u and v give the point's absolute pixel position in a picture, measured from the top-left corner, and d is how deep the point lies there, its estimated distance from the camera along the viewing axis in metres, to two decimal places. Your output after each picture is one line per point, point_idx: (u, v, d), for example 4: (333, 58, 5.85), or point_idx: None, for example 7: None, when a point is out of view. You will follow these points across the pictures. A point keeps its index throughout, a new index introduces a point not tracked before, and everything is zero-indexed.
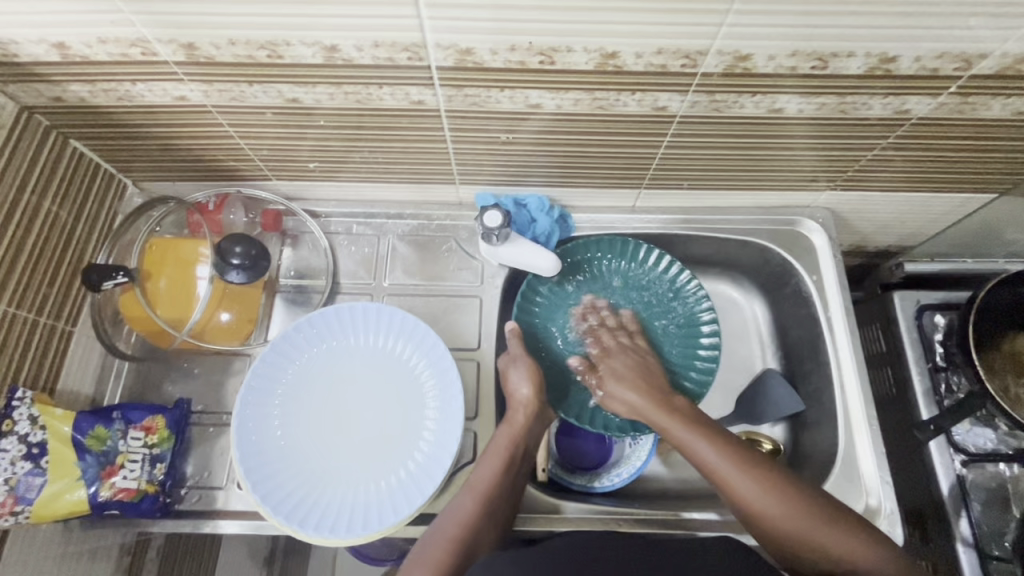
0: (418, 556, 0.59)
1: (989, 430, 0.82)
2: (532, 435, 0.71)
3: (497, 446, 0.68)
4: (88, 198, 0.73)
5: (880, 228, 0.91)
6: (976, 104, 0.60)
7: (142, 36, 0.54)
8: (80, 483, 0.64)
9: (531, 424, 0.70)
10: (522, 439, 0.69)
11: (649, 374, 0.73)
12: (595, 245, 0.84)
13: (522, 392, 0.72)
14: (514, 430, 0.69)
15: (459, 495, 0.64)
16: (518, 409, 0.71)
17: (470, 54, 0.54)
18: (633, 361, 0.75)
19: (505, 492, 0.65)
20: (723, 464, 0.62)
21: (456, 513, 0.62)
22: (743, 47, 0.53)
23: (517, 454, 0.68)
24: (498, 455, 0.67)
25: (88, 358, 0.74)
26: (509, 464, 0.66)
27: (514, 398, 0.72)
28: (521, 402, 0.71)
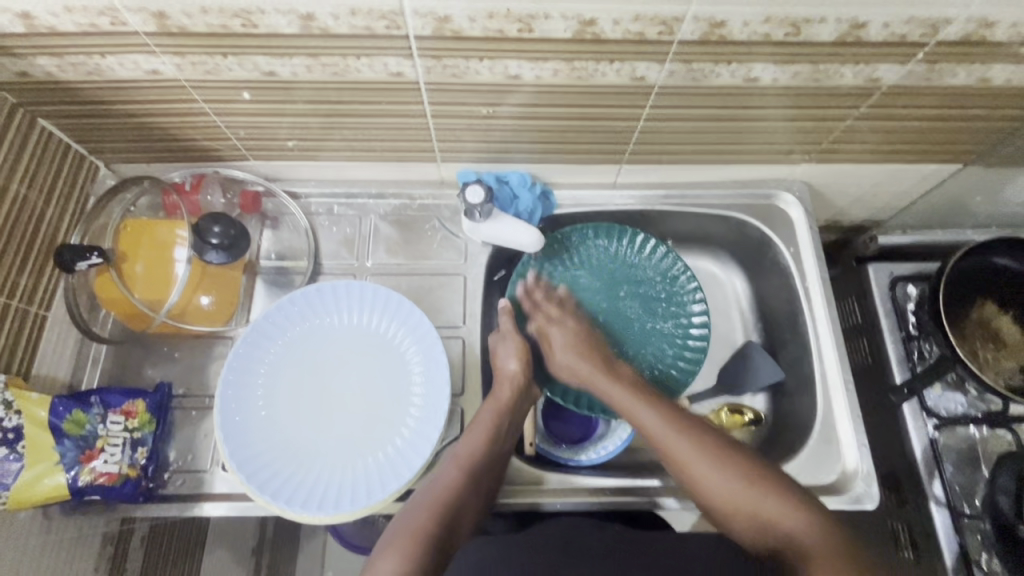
0: (402, 523, 0.58)
1: (960, 394, 0.85)
2: (518, 411, 0.71)
3: (484, 419, 0.68)
4: (58, 179, 0.71)
5: (854, 202, 0.93)
6: (943, 71, 0.61)
7: (110, 5, 0.52)
8: (58, 467, 0.63)
9: (517, 398, 0.71)
10: (508, 413, 0.69)
11: (595, 348, 0.74)
12: (585, 232, 0.85)
13: (509, 367, 0.72)
14: (500, 403, 0.69)
15: (444, 466, 0.64)
16: (504, 384, 0.71)
17: (448, 22, 0.54)
18: (580, 329, 0.76)
19: (490, 465, 0.65)
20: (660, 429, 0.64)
21: (440, 481, 0.62)
22: (718, 14, 0.53)
23: (503, 426, 0.68)
24: (483, 427, 0.67)
25: (63, 344, 0.72)
26: (495, 436, 0.67)
27: (502, 374, 0.72)
28: (508, 377, 0.72)
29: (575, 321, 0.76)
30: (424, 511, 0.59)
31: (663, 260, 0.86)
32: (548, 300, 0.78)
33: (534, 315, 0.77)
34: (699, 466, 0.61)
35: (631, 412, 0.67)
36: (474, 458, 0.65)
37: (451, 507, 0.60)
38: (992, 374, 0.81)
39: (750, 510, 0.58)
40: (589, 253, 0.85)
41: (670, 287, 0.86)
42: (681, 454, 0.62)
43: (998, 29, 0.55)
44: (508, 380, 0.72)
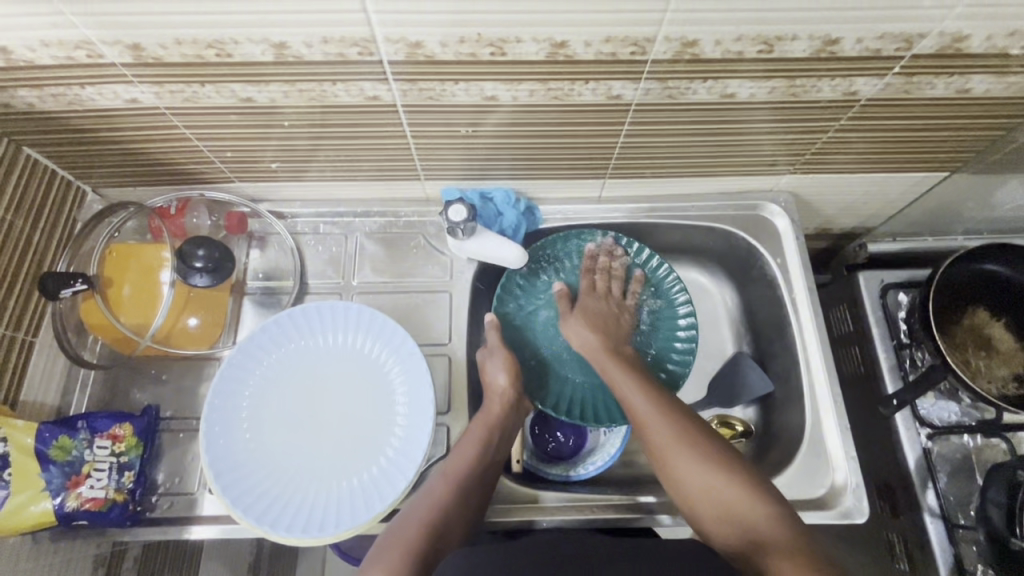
0: (392, 536, 0.59)
1: (953, 403, 0.84)
2: (509, 423, 0.72)
3: (472, 434, 0.69)
4: (45, 206, 0.72)
5: (842, 211, 0.93)
6: (921, 83, 0.61)
7: (86, 38, 0.53)
8: (45, 493, 0.63)
9: (507, 413, 0.71)
10: (497, 426, 0.70)
11: (614, 329, 0.76)
12: (564, 243, 0.85)
13: (498, 380, 0.73)
14: (489, 417, 0.70)
15: (433, 481, 0.65)
16: (494, 398, 0.72)
17: (420, 47, 0.54)
18: (606, 311, 0.78)
19: (479, 477, 0.65)
20: (644, 408, 0.66)
21: (428, 493, 0.63)
22: (689, 34, 0.53)
23: (492, 441, 0.69)
24: (472, 442, 0.68)
25: (51, 369, 0.73)
26: (484, 450, 0.67)
27: (491, 387, 0.73)
28: (498, 390, 0.73)
29: (615, 304, 0.80)
30: (411, 524, 0.59)
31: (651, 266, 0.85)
32: (604, 272, 0.82)
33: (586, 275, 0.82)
34: (674, 453, 0.62)
35: (647, 419, 0.65)
36: (462, 471, 0.65)
37: (438, 520, 0.60)
38: (986, 383, 0.80)
39: (717, 502, 0.58)
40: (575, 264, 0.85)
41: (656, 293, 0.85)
42: (660, 438, 0.63)
43: (973, 42, 0.55)
44: (497, 395, 0.73)
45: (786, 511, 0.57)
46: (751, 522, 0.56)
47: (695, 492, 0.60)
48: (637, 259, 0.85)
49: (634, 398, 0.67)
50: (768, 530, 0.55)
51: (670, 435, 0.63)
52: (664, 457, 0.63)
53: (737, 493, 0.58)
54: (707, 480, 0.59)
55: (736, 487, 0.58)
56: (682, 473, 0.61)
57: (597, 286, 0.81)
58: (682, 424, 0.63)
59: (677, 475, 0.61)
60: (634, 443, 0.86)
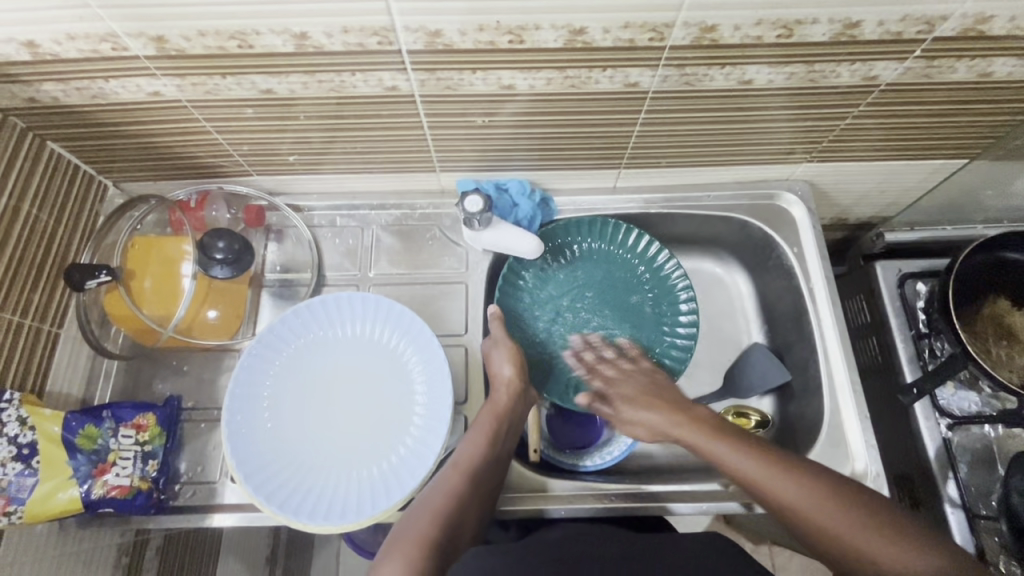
0: (406, 526, 0.58)
1: (974, 393, 0.83)
2: (517, 415, 0.72)
3: (481, 426, 0.68)
4: (68, 199, 0.73)
5: (859, 199, 0.92)
6: (942, 67, 0.61)
7: (111, 31, 0.54)
8: (71, 481, 0.64)
9: (515, 402, 0.71)
10: (506, 417, 0.70)
11: (659, 391, 0.70)
12: (574, 231, 0.85)
13: (503, 372, 0.73)
14: (497, 407, 0.70)
15: (444, 471, 0.64)
16: (500, 389, 0.72)
17: (439, 36, 0.54)
18: (641, 382, 0.72)
19: (489, 468, 0.66)
20: (750, 468, 0.60)
21: (441, 485, 0.62)
22: (710, 18, 0.53)
23: (502, 431, 0.69)
24: (482, 433, 0.68)
25: (75, 360, 0.74)
26: (493, 440, 0.67)
27: (496, 379, 0.73)
28: (503, 382, 0.73)
29: (641, 374, 0.73)
30: (424, 514, 0.59)
31: (656, 260, 0.86)
32: (603, 361, 0.77)
33: (591, 373, 0.76)
34: (771, 486, 0.58)
35: (756, 479, 0.59)
36: (473, 462, 0.65)
37: (452, 512, 0.60)
38: (1006, 372, 0.79)
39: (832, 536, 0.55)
40: (580, 260, 0.86)
41: (658, 280, 0.86)
42: (753, 475, 0.59)
43: (996, 24, 0.55)
44: (503, 385, 0.73)
45: (905, 531, 0.54)
46: (876, 556, 0.53)
47: (808, 528, 0.56)
48: (640, 247, 0.86)
49: (733, 457, 0.61)
50: (900, 562, 0.52)
51: (761, 471, 0.59)
52: (788, 514, 0.57)
53: (885, 546, 0.53)
54: (816, 517, 0.55)
55: (881, 538, 0.53)
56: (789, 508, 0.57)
57: (606, 376, 0.75)
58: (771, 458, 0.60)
59: (812, 532, 0.56)
60: None
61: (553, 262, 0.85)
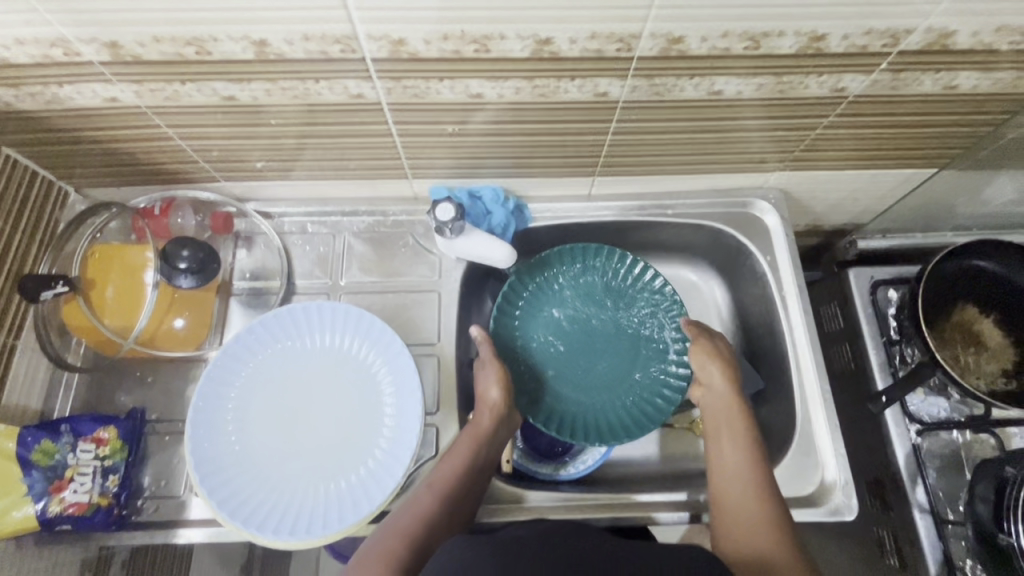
0: (373, 549, 0.58)
1: (943, 398, 0.84)
2: (498, 438, 0.71)
3: (461, 447, 0.68)
4: (26, 207, 0.71)
5: (832, 207, 0.93)
6: (908, 80, 0.61)
7: (62, 36, 0.52)
8: (26, 499, 0.62)
9: (496, 427, 0.70)
10: (486, 440, 0.69)
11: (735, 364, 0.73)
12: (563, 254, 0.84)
13: (490, 395, 0.72)
14: (479, 428, 0.69)
15: (418, 492, 0.64)
16: (484, 411, 0.71)
17: (403, 44, 0.53)
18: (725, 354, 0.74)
19: (464, 492, 0.65)
20: (731, 435, 0.67)
21: (415, 507, 0.62)
22: (675, 30, 0.53)
23: (485, 453, 0.68)
24: (458, 456, 0.67)
25: (34, 374, 0.71)
26: (475, 462, 0.67)
27: (483, 401, 0.72)
28: (489, 404, 0.71)
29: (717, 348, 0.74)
30: (393, 536, 0.59)
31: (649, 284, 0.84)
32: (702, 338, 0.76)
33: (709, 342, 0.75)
34: (727, 437, 0.67)
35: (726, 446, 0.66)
36: (447, 487, 0.64)
37: (420, 537, 0.59)
38: (973, 378, 0.80)
39: (735, 483, 0.63)
40: (573, 277, 0.84)
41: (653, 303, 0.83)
42: (731, 455, 0.65)
43: (959, 38, 0.55)
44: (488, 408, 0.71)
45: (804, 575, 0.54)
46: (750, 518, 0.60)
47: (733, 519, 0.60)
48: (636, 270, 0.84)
49: (727, 422, 0.68)
50: (773, 556, 0.56)
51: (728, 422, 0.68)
52: (725, 478, 0.64)
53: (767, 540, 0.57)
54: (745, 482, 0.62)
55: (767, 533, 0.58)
56: (725, 457, 0.65)
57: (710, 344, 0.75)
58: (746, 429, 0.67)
59: (728, 492, 0.63)
60: (627, 441, 0.86)
61: (540, 285, 0.83)
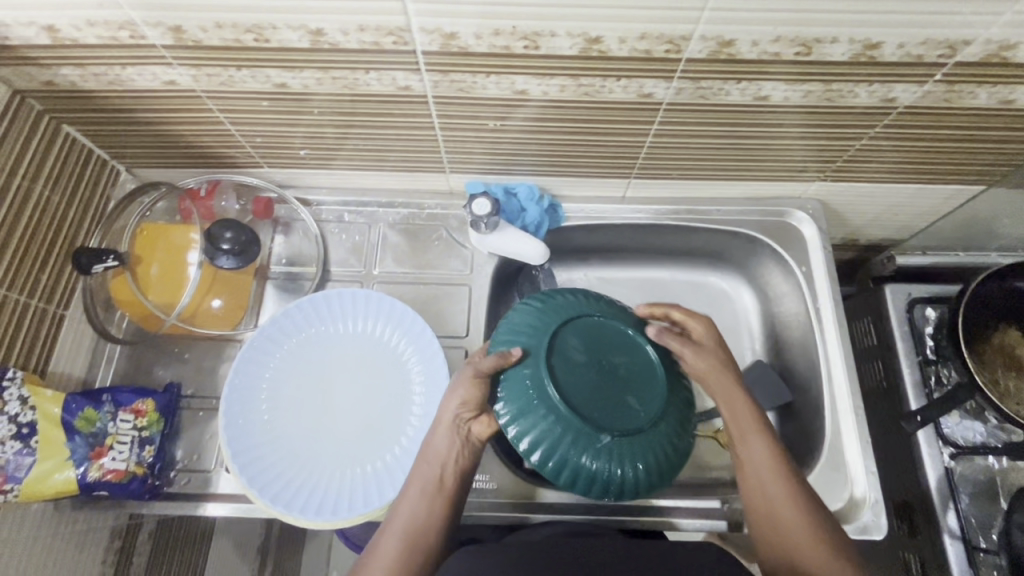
0: None
1: (979, 423, 0.81)
2: (463, 462, 0.62)
3: (419, 475, 0.60)
4: (80, 183, 0.74)
5: (871, 221, 0.91)
6: (963, 92, 0.60)
7: (130, 19, 0.54)
8: (69, 463, 0.65)
9: (456, 447, 0.61)
10: (445, 463, 0.61)
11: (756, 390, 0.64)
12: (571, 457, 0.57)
13: (447, 414, 0.62)
14: (428, 451, 0.61)
15: (382, 532, 0.57)
16: (440, 435, 0.61)
17: (454, 38, 0.54)
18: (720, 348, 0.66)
19: (432, 527, 0.58)
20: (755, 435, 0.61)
21: (380, 549, 0.56)
22: (727, 33, 0.53)
23: (443, 479, 0.60)
24: (419, 486, 0.59)
25: (79, 343, 0.74)
26: (429, 489, 0.59)
27: (440, 425, 0.62)
28: (448, 425, 0.62)
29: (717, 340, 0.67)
30: None
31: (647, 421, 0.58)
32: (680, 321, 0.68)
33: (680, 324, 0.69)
34: (746, 436, 0.61)
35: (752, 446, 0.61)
36: (412, 523, 0.57)
37: None
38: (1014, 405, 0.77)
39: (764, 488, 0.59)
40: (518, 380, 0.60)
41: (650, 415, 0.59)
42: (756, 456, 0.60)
43: (1020, 51, 0.54)
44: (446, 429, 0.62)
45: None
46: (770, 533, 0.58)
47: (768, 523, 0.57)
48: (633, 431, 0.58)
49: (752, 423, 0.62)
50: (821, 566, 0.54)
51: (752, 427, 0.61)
52: (752, 479, 0.60)
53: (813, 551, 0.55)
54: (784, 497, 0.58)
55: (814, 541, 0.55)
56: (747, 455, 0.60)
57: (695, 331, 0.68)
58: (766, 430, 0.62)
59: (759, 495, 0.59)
60: None
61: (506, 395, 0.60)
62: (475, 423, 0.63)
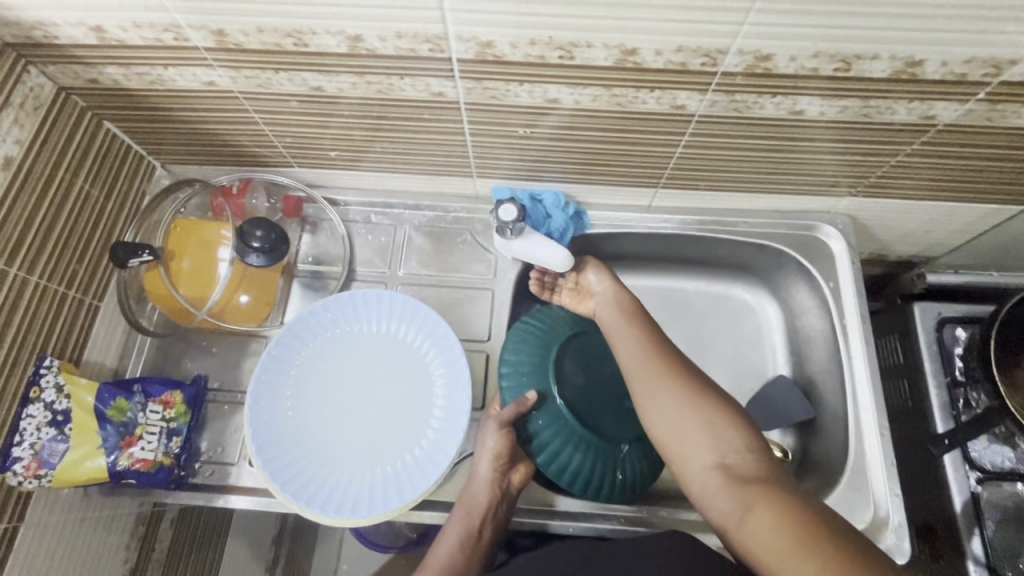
0: None
1: (1009, 448, 0.79)
2: (498, 516, 0.67)
3: (455, 524, 0.65)
4: (118, 178, 0.76)
5: (902, 237, 0.89)
6: (1006, 111, 0.58)
7: (175, 22, 0.56)
8: (100, 451, 0.66)
9: (494, 502, 0.66)
10: (481, 517, 0.65)
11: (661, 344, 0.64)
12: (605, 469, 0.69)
13: (485, 470, 0.67)
14: (467, 500, 0.66)
15: (417, 574, 0.64)
16: (479, 489, 0.66)
17: (490, 47, 0.55)
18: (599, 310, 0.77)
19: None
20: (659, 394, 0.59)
21: None
22: (765, 47, 0.52)
23: (478, 532, 0.65)
24: (454, 535, 0.64)
25: (112, 333, 0.77)
26: (466, 542, 0.64)
27: (477, 479, 0.67)
28: (485, 479, 0.67)
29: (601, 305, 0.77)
30: None
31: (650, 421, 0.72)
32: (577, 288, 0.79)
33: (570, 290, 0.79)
34: (649, 398, 0.60)
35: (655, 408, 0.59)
36: (445, 570, 0.63)
37: None
38: None
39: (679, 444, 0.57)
40: (547, 420, 0.69)
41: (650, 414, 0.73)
42: (665, 416, 0.58)
43: None
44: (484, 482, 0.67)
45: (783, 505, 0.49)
46: (740, 469, 0.53)
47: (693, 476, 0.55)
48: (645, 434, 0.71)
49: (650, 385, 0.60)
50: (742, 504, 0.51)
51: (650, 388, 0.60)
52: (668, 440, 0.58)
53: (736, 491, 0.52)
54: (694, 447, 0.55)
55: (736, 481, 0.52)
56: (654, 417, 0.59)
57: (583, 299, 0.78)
58: (679, 371, 0.60)
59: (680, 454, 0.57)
60: None
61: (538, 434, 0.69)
62: (513, 474, 0.68)
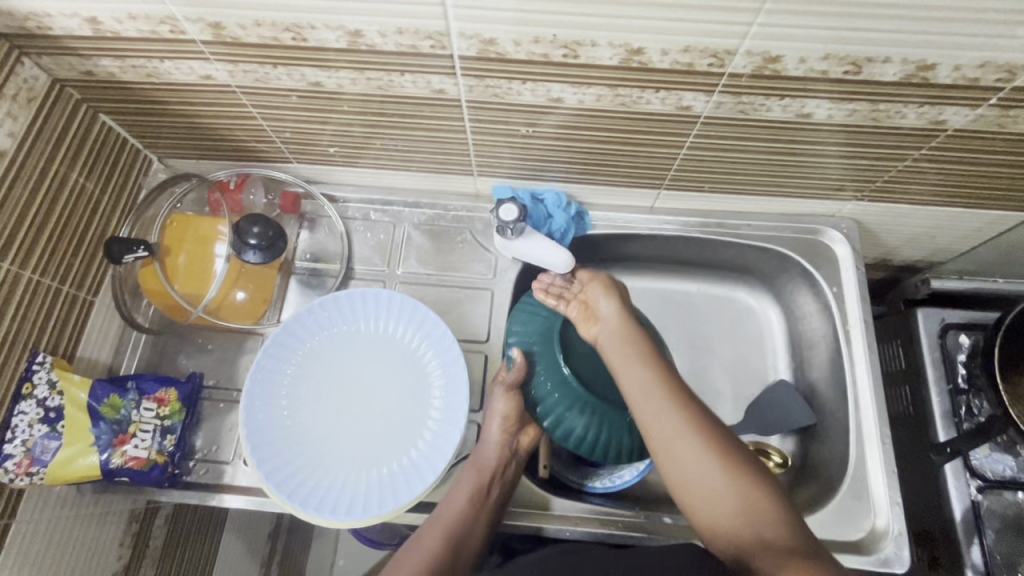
0: None
1: (1010, 456, 0.79)
2: (507, 474, 0.67)
3: (466, 478, 0.66)
4: (114, 171, 0.75)
5: (907, 242, 0.88)
6: (1017, 117, 0.57)
7: (171, 14, 0.54)
8: (92, 449, 0.65)
9: (504, 462, 0.67)
10: (491, 473, 0.66)
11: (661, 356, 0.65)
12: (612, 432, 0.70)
13: (494, 432, 0.68)
14: (477, 460, 0.67)
15: (425, 529, 0.62)
16: (488, 450, 0.67)
17: (493, 44, 0.54)
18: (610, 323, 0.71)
19: (472, 531, 0.62)
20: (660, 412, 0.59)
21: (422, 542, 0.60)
22: (774, 49, 0.51)
23: (489, 488, 0.65)
24: (464, 489, 0.64)
25: (107, 328, 0.76)
26: (476, 498, 0.64)
27: (486, 443, 0.68)
28: (495, 436, 0.68)
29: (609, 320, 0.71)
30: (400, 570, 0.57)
31: None
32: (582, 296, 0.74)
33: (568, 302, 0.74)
34: (649, 414, 0.60)
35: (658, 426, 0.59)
36: (454, 521, 0.62)
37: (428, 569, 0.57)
38: None
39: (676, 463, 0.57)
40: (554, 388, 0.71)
41: None
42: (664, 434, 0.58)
43: None
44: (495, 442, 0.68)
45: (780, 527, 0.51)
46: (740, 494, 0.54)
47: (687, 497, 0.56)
48: None
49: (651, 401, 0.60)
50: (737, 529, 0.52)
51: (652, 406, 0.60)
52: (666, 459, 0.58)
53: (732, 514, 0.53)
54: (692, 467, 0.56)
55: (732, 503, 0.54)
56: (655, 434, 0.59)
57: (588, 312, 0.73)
58: (679, 386, 0.61)
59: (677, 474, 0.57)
60: None
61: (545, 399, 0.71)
62: (521, 436, 0.70)
